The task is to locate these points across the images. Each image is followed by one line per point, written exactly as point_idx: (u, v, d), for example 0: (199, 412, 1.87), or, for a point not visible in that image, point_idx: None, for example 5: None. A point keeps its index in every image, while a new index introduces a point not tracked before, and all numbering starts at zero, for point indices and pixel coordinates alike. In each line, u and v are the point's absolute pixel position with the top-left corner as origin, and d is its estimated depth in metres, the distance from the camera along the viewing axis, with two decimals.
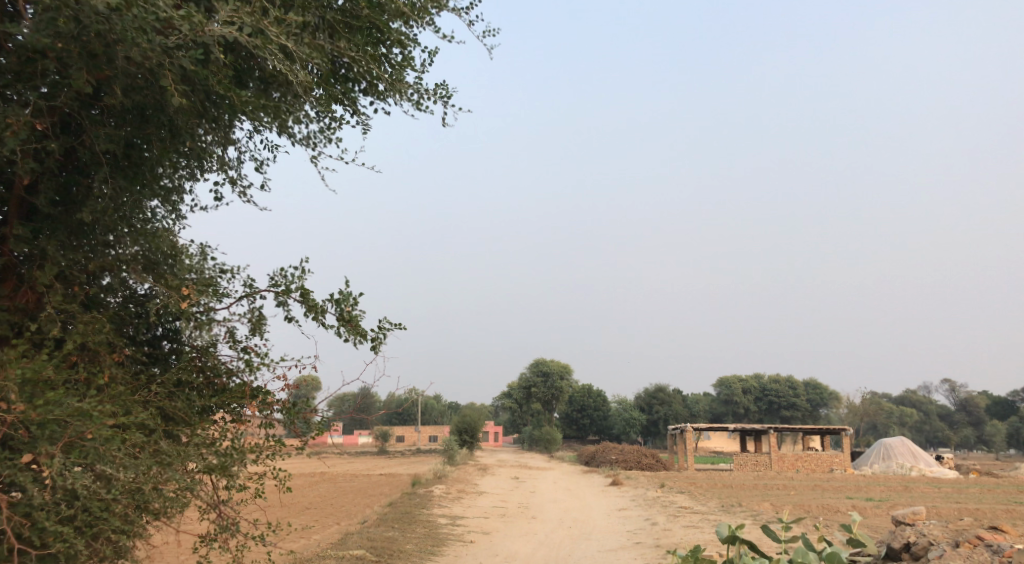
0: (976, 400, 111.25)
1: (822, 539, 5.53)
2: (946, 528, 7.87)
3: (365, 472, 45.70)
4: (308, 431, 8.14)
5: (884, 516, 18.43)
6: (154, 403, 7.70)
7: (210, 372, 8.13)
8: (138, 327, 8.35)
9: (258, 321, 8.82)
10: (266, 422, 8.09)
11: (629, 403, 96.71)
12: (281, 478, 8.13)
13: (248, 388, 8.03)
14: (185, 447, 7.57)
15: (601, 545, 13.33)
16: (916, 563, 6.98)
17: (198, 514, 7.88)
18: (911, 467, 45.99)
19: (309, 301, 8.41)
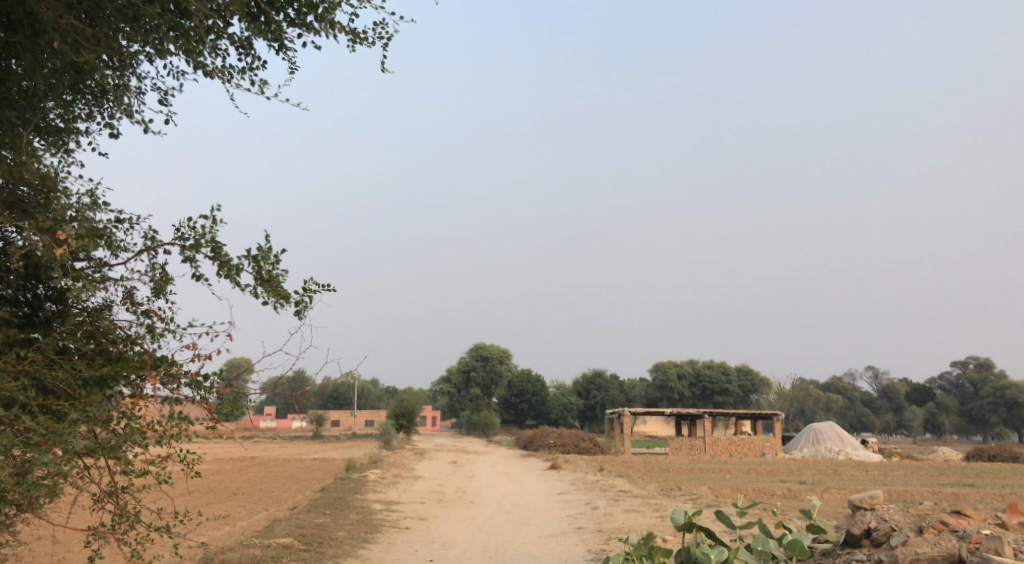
0: (896, 387, 115.81)
1: (781, 524, 5.38)
2: (908, 513, 7.72)
3: (298, 457, 44.68)
4: (221, 407, 7.41)
5: (819, 498, 18.63)
6: (26, 372, 6.89)
7: (103, 338, 7.33)
8: (14, 285, 7.55)
9: (162, 281, 8.12)
10: (170, 399, 7.24)
11: (567, 389, 97.28)
12: (190, 462, 7.40)
13: (148, 357, 7.19)
14: (63, 423, 6.75)
15: (541, 531, 12.98)
16: (878, 548, 7.02)
17: (90, 503, 7.05)
18: (839, 451, 47.33)
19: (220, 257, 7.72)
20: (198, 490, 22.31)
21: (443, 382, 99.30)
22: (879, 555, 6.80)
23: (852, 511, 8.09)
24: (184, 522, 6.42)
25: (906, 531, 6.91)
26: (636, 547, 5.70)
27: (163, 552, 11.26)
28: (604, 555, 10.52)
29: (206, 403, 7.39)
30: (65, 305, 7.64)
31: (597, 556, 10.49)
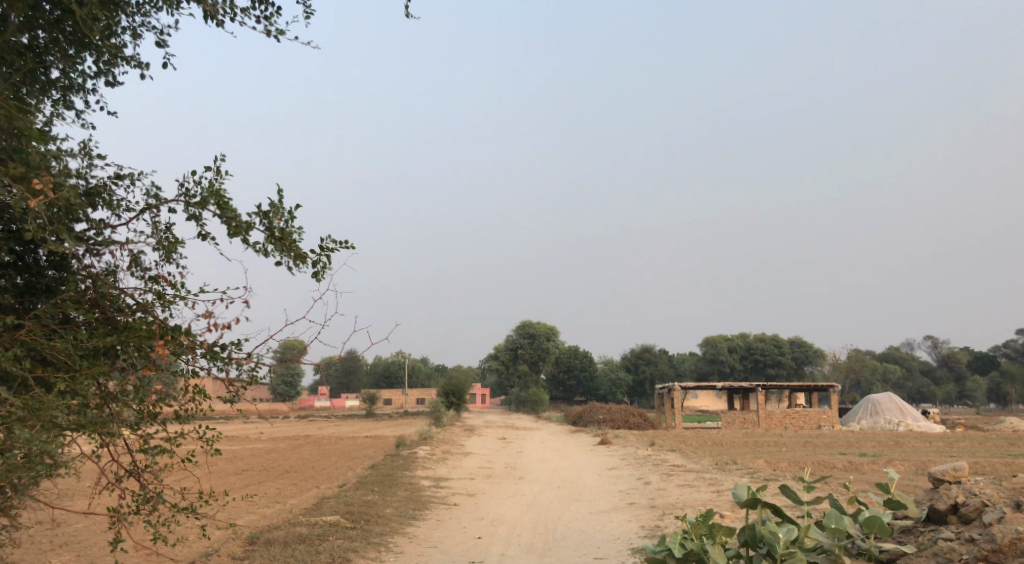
0: (957, 355, 112.35)
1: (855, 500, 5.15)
2: (1000, 486, 7.10)
3: (349, 434, 45.35)
4: (237, 379, 6.94)
5: (884, 470, 17.88)
6: (23, 341, 6.42)
7: (110, 308, 6.80)
8: (12, 249, 7.26)
9: (166, 242, 7.79)
10: (185, 372, 6.76)
11: (616, 364, 96.67)
12: (207, 438, 7.10)
13: (158, 325, 6.68)
14: (62, 396, 6.31)
15: (593, 507, 12.63)
16: (969, 526, 6.47)
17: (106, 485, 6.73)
18: (899, 423, 45.94)
19: (228, 212, 7.28)
20: (250, 469, 22.59)
21: (491, 360, 99.61)
22: (970, 532, 6.30)
23: (934, 485, 7.49)
24: (206, 506, 6.22)
25: (1001, 507, 6.36)
26: (697, 525, 5.29)
27: (211, 529, 11.26)
28: (657, 531, 10.12)
29: (226, 376, 6.89)
30: (66, 270, 7.32)
31: (651, 533, 10.10)
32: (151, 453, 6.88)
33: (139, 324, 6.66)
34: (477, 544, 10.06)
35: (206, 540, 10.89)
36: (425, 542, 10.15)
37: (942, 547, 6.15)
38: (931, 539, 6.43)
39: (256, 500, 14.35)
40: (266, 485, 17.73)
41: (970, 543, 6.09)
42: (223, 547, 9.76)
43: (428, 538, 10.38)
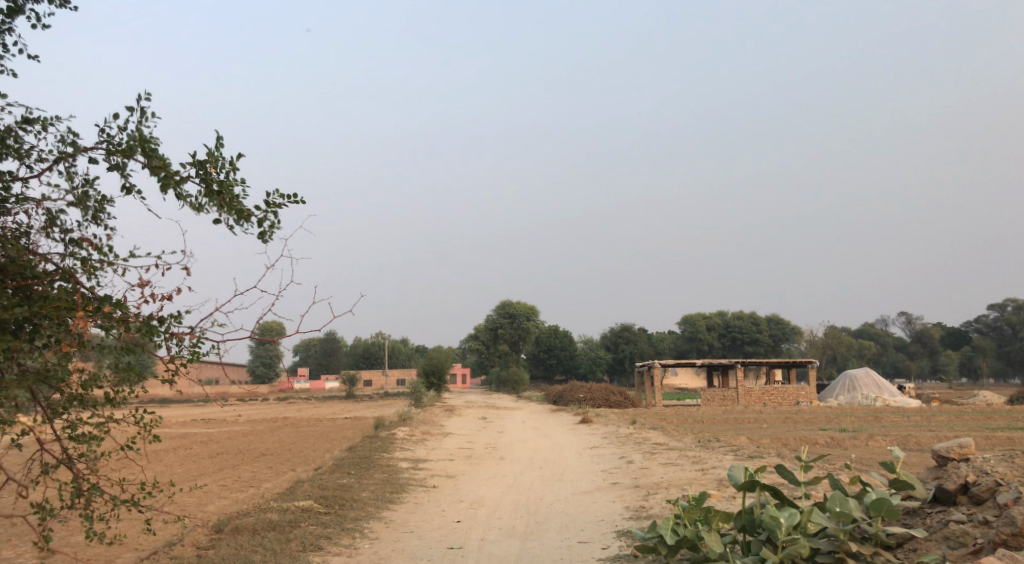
0: (931, 331, 113.79)
1: (859, 481, 4.90)
2: (1009, 463, 6.86)
3: (328, 416, 44.89)
4: (178, 354, 6.38)
5: (867, 445, 17.79)
6: None
7: (24, 274, 6.14)
8: None
9: (85, 198, 7.14)
10: (120, 347, 6.17)
11: (595, 343, 96.88)
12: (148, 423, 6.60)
13: (83, 297, 6.04)
14: None
15: (575, 487, 12.38)
16: (979, 506, 6.24)
17: (33, 478, 6.16)
18: (876, 398, 46.32)
19: (157, 163, 6.64)
20: (224, 452, 22.12)
21: (471, 340, 99.42)
22: (982, 515, 6.07)
23: (938, 462, 7.25)
24: (150, 498, 5.87)
25: (1016, 487, 6.10)
26: (690, 510, 4.99)
27: (180, 516, 10.85)
28: (642, 512, 9.83)
29: (164, 353, 6.31)
30: None
31: (636, 514, 9.80)
32: (82, 440, 6.36)
33: (59, 294, 6.01)
34: (456, 529, 9.72)
35: (170, 529, 10.47)
36: (402, 527, 9.81)
37: (954, 531, 5.92)
38: (940, 521, 6.20)
39: (229, 485, 13.93)
40: (240, 468, 17.30)
41: (984, 526, 5.87)
42: (188, 536, 9.35)
43: (405, 523, 10.03)
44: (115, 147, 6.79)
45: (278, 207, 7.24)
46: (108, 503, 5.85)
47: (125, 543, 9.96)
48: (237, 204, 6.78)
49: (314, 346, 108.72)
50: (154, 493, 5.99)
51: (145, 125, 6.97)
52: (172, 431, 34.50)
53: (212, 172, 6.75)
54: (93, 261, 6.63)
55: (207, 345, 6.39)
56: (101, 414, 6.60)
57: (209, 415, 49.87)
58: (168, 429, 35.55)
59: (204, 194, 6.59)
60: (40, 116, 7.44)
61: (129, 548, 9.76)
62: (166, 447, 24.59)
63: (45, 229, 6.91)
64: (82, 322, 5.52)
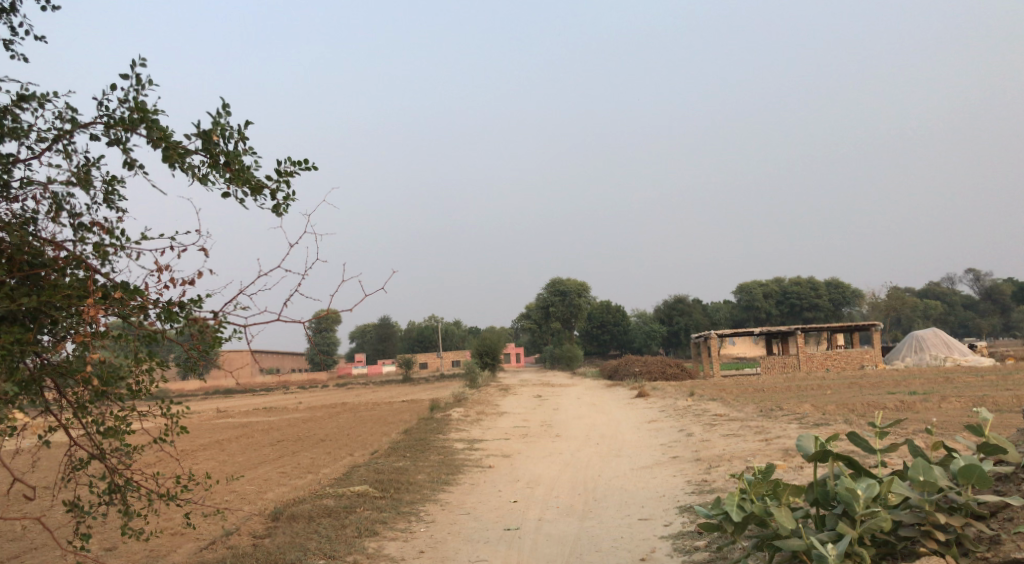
0: (1001, 287, 109.49)
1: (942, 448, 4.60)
2: None
3: (386, 400, 45.36)
4: (199, 340, 6.32)
5: (940, 407, 17.03)
6: None
7: (37, 266, 6.08)
8: None
9: (88, 178, 6.96)
10: (142, 335, 6.13)
11: (649, 316, 95.78)
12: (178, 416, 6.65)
13: (99, 285, 5.99)
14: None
15: (633, 462, 12.12)
16: None
17: (68, 476, 6.26)
18: (945, 358, 44.71)
19: (159, 135, 6.34)
20: (286, 439, 22.44)
21: (523, 319, 99.38)
22: None
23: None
24: (186, 491, 5.89)
25: None
26: (756, 485, 4.61)
27: (239, 505, 10.99)
28: (705, 486, 9.51)
29: (185, 338, 6.27)
30: None
31: (698, 489, 9.49)
32: (112, 436, 6.38)
33: (71, 283, 5.97)
34: (512, 509, 9.54)
35: (234, 515, 10.67)
36: (458, 509, 9.70)
37: None
38: None
39: (288, 472, 14.04)
40: (300, 455, 17.49)
41: None
42: (245, 525, 9.46)
43: (461, 505, 9.91)
44: (115, 121, 6.52)
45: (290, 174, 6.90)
46: (143, 498, 5.88)
47: (188, 533, 10.21)
48: (247, 175, 6.46)
49: (370, 332, 110.21)
50: (191, 486, 6.05)
51: (143, 94, 6.69)
52: (236, 420, 35.35)
53: (218, 143, 6.42)
54: (107, 250, 6.55)
55: (229, 329, 6.32)
56: (129, 406, 6.63)
57: (270, 403, 50.87)
58: (230, 418, 36.34)
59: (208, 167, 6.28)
60: (36, 93, 7.22)
61: (191, 538, 10.00)
62: (229, 436, 25.07)
63: (51, 215, 6.79)
64: (92, 311, 5.43)
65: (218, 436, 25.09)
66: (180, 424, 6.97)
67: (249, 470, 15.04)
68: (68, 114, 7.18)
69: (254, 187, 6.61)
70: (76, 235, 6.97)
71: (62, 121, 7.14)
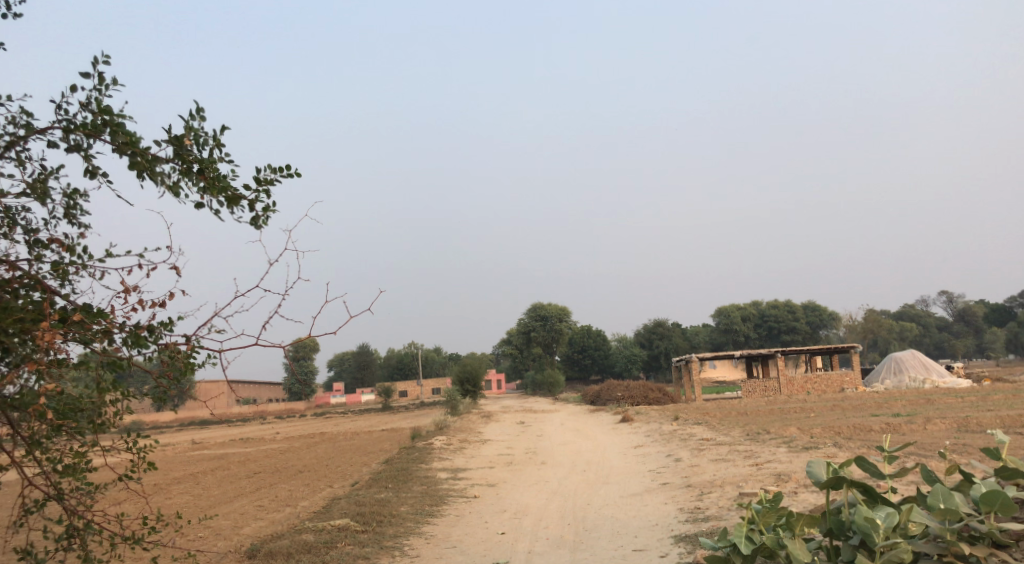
0: (973, 308, 111.18)
1: (966, 465, 3.89)
2: None
3: (366, 429, 44.68)
4: (169, 365, 6.03)
5: (925, 429, 16.95)
6: None
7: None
8: None
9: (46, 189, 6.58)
10: (107, 360, 5.84)
11: (629, 340, 95.83)
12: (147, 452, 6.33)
13: (60, 309, 5.68)
14: None
15: (623, 490, 11.85)
16: None
17: (26, 519, 5.91)
18: (924, 380, 44.97)
19: (126, 142, 5.88)
20: (263, 471, 21.87)
21: (504, 345, 99.02)
22: None
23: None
24: (155, 532, 5.54)
25: None
26: (764, 513, 3.84)
27: (214, 541, 10.60)
28: (699, 514, 9.28)
29: (152, 363, 5.97)
30: None
31: (692, 516, 9.25)
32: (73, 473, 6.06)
33: (28, 307, 5.67)
34: (501, 541, 9.24)
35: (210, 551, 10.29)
36: (444, 541, 9.39)
37: None
38: None
39: (265, 506, 13.61)
40: (277, 487, 17.00)
41: None
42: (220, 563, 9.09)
43: (446, 537, 9.59)
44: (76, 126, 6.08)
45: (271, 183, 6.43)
46: (106, 541, 5.53)
47: None
48: (223, 183, 6.01)
49: (349, 361, 109.06)
50: (160, 526, 5.71)
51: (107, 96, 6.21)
52: (212, 451, 34.61)
53: (190, 149, 5.96)
54: (69, 270, 6.25)
55: (201, 355, 6.02)
56: (93, 443, 6.31)
57: (246, 435, 49.92)
58: (206, 450, 35.61)
59: (180, 175, 5.84)
60: None
61: None
62: (205, 469, 24.47)
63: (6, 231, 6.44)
64: (49, 336, 5.13)
65: (192, 470, 24.44)
66: (148, 461, 6.66)
67: (224, 504, 14.57)
68: (24, 121, 6.79)
69: (230, 196, 6.13)
70: (34, 252, 6.60)
71: (18, 128, 6.76)
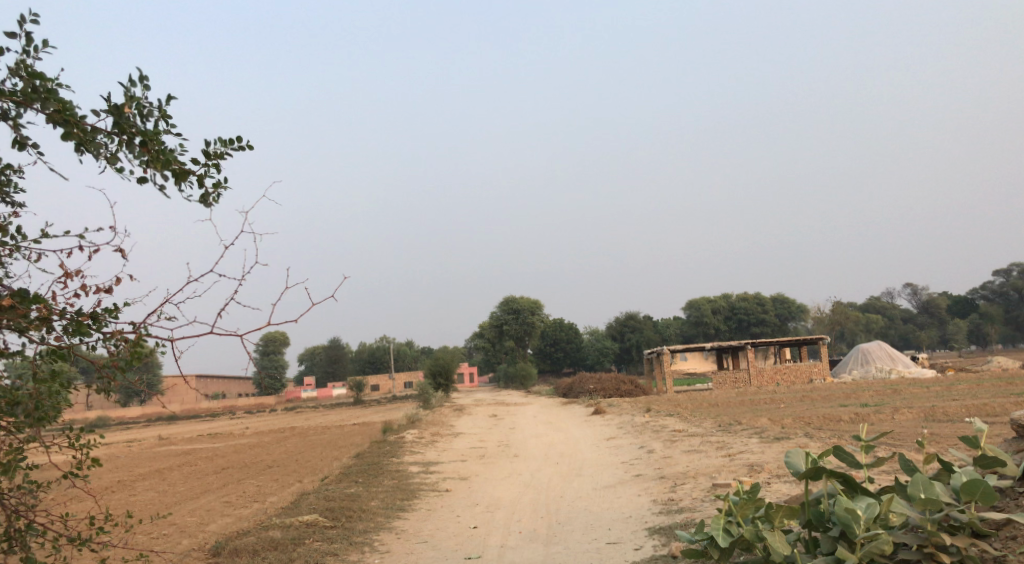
0: (937, 300, 113.20)
1: (943, 453, 3.84)
2: None
3: (337, 423, 44.29)
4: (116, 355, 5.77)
5: (893, 418, 17.13)
6: None
7: None
8: None
9: None
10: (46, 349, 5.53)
11: (601, 333, 96.08)
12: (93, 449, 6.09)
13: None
14: None
15: (596, 482, 11.78)
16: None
17: None
18: (890, 370, 45.67)
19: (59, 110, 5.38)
20: (231, 467, 21.52)
21: (476, 338, 98.76)
22: None
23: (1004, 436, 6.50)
24: (103, 533, 5.34)
25: None
26: (743, 505, 3.75)
27: (177, 539, 10.35)
28: (672, 505, 9.23)
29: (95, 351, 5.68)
30: None
31: (665, 508, 9.20)
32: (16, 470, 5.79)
33: None
34: (472, 536, 9.11)
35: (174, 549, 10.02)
36: (415, 536, 9.24)
37: None
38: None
39: (233, 502, 13.36)
40: (245, 483, 16.72)
41: None
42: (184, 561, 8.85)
43: (417, 532, 9.44)
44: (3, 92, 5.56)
45: (221, 157, 6.01)
46: (50, 545, 5.30)
47: None
48: (167, 157, 5.57)
49: (320, 355, 108.01)
50: (107, 526, 5.49)
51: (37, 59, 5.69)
52: (179, 447, 34.05)
53: (132, 119, 5.49)
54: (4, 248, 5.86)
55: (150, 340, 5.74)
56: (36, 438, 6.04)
57: (214, 430, 49.18)
58: (173, 446, 35.05)
59: (120, 147, 5.40)
60: None
61: None
62: (171, 465, 24.03)
63: None
64: None
65: (157, 466, 23.97)
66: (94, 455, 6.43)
67: (190, 501, 14.28)
68: None
69: (175, 171, 5.70)
70: None
71: None
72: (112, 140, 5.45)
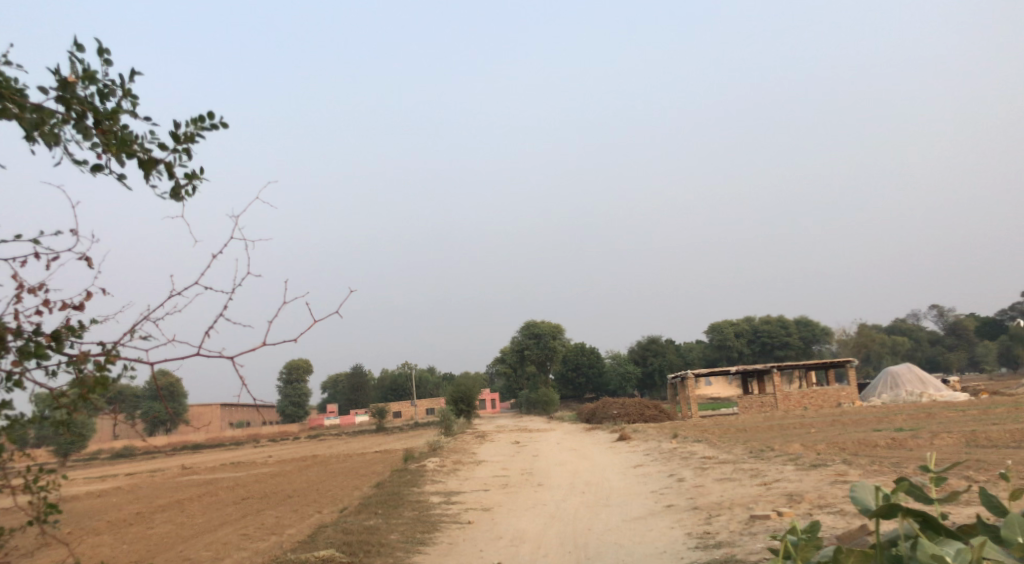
0: (965, 322, 111.03)
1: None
2: None
3: (358, 451, 43.89)
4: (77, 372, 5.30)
5: (933, 444, 16.43)
6: None
7: None
8: None
9: None
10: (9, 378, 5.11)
11: (623, 357, 95.10)
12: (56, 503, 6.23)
13: None
14: None
15: (625, 513, 11.29)
16: None
17: None
18: (921, 394, 44.54)
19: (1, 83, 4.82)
20: (250, 497, 21.19)
21: (497, 363, 98.22)
22: None
23: None
24: None
25: None
26: (803, 545, 3.29)
27: None
28: (709, 540, 8.73)
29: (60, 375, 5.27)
30: None
31: (701, 543, 8.70)
32: None
33: None
34: None
35: None
36: None
37: None
38: None
39: (250, 534, 13.00)
40: (264, 514, 16.39)
41: None
42: None
43: None
44: None
45: (190, 141, 5.54)
46: None
47: None
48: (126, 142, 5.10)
49: (343, 383, 107.95)
50: None
51: None
52: (199, 476, 33.76)
53: (86, 98, 4.99)
54: None
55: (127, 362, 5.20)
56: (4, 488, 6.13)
57: (236, 459, 48.94)
58: (194, 475, 34.83)
59: (70, 128, 4.95)
60: None
61: None
62: (190, 496, 23.73)
63: None
64: None
65: (176, 496, 23.69)
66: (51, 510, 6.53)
67: (206, 533, 13.95)
68: None
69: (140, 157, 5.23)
70: None
71: None
72: (61, 121, 4.99)
